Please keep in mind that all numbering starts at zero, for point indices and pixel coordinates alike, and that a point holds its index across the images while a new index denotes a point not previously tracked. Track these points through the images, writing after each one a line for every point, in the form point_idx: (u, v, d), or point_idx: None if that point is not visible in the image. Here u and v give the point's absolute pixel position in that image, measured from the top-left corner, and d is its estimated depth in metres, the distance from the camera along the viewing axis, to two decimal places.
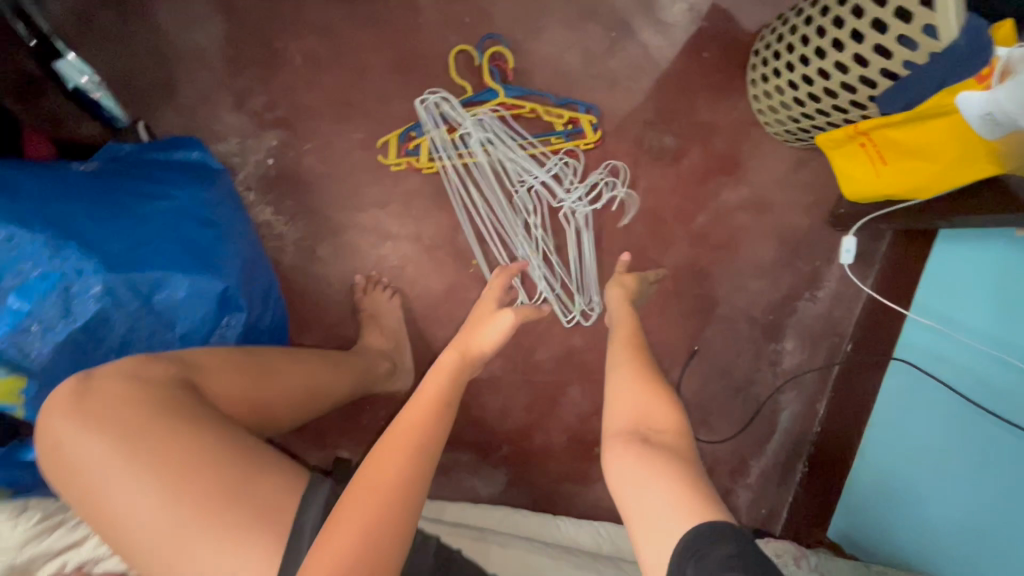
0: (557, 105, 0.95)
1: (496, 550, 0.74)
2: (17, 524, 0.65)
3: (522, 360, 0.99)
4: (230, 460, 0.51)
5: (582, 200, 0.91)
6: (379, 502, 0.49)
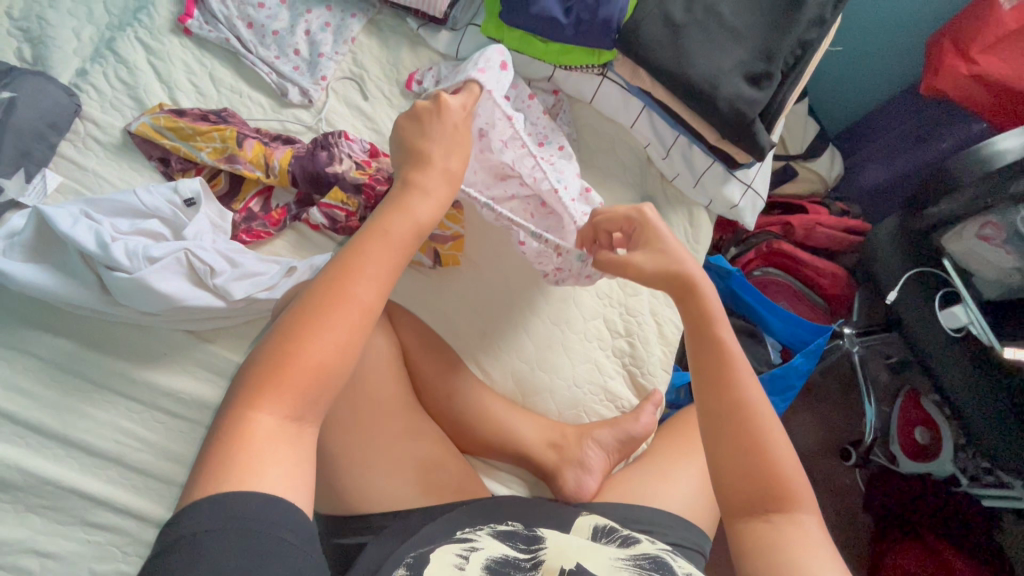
0: (763, 272, 1.27)
1: (574, 549, 0.63)
2: (162, 203, 0.78)
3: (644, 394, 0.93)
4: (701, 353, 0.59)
5: (750, 190, 1.02)
6: (335, 308, 0.48)
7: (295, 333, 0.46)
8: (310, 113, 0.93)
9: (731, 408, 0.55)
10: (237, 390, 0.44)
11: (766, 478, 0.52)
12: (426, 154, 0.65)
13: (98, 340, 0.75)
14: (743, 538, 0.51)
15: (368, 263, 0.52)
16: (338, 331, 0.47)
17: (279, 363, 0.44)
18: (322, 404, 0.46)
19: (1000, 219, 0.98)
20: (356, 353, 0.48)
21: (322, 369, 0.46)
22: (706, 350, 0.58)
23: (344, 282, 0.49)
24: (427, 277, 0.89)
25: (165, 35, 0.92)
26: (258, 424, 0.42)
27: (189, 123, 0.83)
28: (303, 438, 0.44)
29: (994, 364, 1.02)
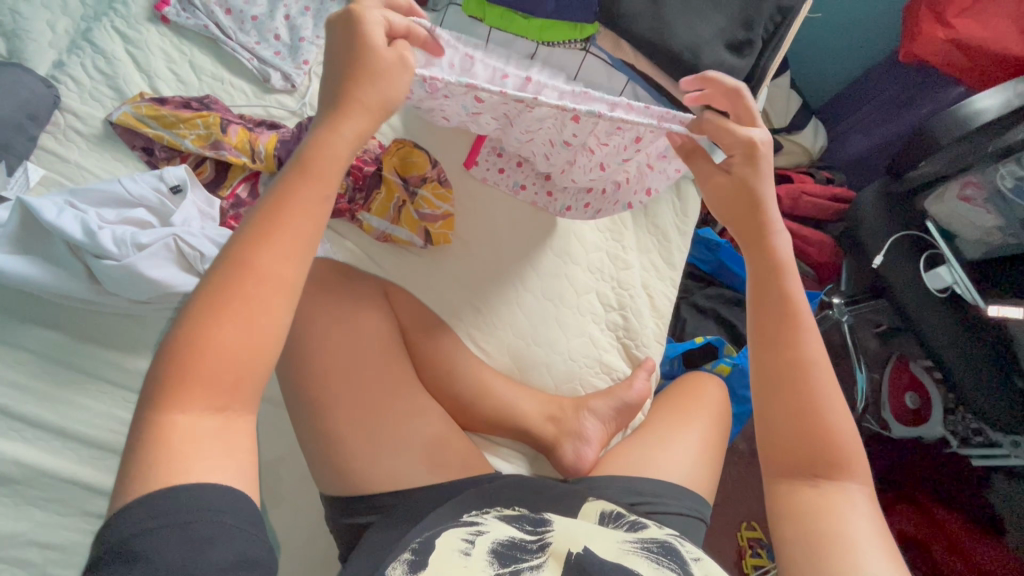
0: None
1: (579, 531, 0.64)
2: (147, 190, 0.77)
3: (640, 364, 0.94)
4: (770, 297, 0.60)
5: None
6: (247, 286, 0.43)
7: (198, 319, 0.41)
8: (294, 98, 0.93)
9: (792, 352, 0.58)
10: (148, 395, 0.40)
11: (819, 440, 0.56)
12: (360, 74, 0.51)
13: (90, 332, 0.74)
14: (785, 499, 0.56)
15: (280, 236, 0.45)
16: (258, 313, 0.43)
17: (186, 354, 0.41)
18: (248, 388, 0.43)
19: (980, 178, 0.99)
20: (280, 327, 0.44)
21: (236, 354, 0.42)
22: (774, 309, 0.60)
23: (251, 258, 0.44)
24: (420, 257, 0.89)
25: (142, 24, 0.91)
26: (175, 421, 0.40)
27: (172, 110, 0.83)
28: (235, 430, 0.42)
29: (980, 324, 1.05)
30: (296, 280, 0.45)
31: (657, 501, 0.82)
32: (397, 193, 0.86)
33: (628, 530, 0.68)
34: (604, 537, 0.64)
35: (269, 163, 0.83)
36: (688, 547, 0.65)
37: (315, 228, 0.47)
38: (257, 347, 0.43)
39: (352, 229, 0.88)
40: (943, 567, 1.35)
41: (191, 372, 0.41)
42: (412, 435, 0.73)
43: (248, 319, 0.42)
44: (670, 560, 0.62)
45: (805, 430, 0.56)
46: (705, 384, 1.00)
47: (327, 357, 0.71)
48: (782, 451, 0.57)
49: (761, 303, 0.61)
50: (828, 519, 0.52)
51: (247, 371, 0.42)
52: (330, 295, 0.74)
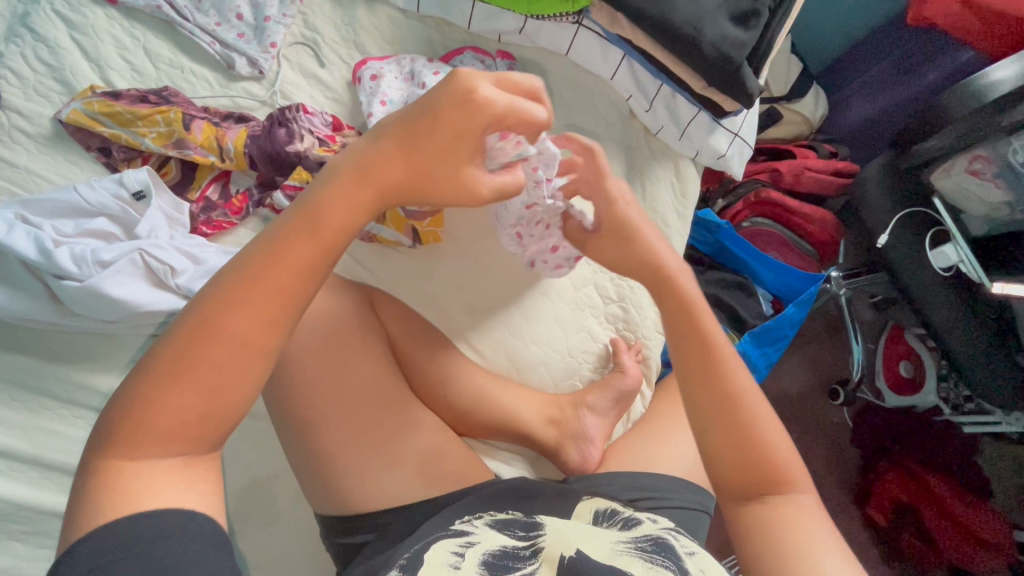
0: (752, 222, 1.25)
1: (576, 534, 0.61)
2: (106, 197, 0.71)
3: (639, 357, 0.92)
4: (687, 330, 0.59)
5: (741, 136, 0.98)
6: (205, 350, 0.39)
7: (149, 383, 0.38)
8: (262, 86, 0.85)
9: (721, 386, 0.56)
10: (96, 442, 0.38)
11: (763, 465, 0.53)
12: (409, 150, 0.47)
13: (60, 354, 0.70)
14: (741, 524, 0.53)
15: (255, 294, 0.41)
16: (217, 380, 0.39)
17: (131, 410, 0.38)
18: (197, 447, 0.40)
19: (990, 153, 0.94)
20: (236, 393, 0.40)
21: (180, 414, 0.39)
22: (697, 343, 0.58)
23: (219, 320, 0.40)
24: (410, 256, 0.85)
25: (87, 6, 0.82)
26: (122, 479, 0.37)
27: (127, 106, 0.75)
28: (197, 470, 0.40)
29: (981, 298, 1.04)
30: (269, 342, 0.41)
31: (660, 497, 0.81)
32: None
33: (619, 527, 0.65)
34: (598, 539, 0.61)
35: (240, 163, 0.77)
36: (680, 543, 0.62)
37: (298, 297, 0.42)
38: (210, 409, 0.39)
39: None
40: (933, 531, 1.39)
41: (134, 434, 0.37)
42: (408, 449, 0.71)
43: (199, 380, 0.39)
44: (664, 558, 0.58)
45: (754, 460, 0.54)
46: None
47: (311, 380, 0.67)
48: (735, 482, 0.54)
49: (681, 339, 0.59)
50: (791, 541, 0.50)
51: (199, 427, 0.39)
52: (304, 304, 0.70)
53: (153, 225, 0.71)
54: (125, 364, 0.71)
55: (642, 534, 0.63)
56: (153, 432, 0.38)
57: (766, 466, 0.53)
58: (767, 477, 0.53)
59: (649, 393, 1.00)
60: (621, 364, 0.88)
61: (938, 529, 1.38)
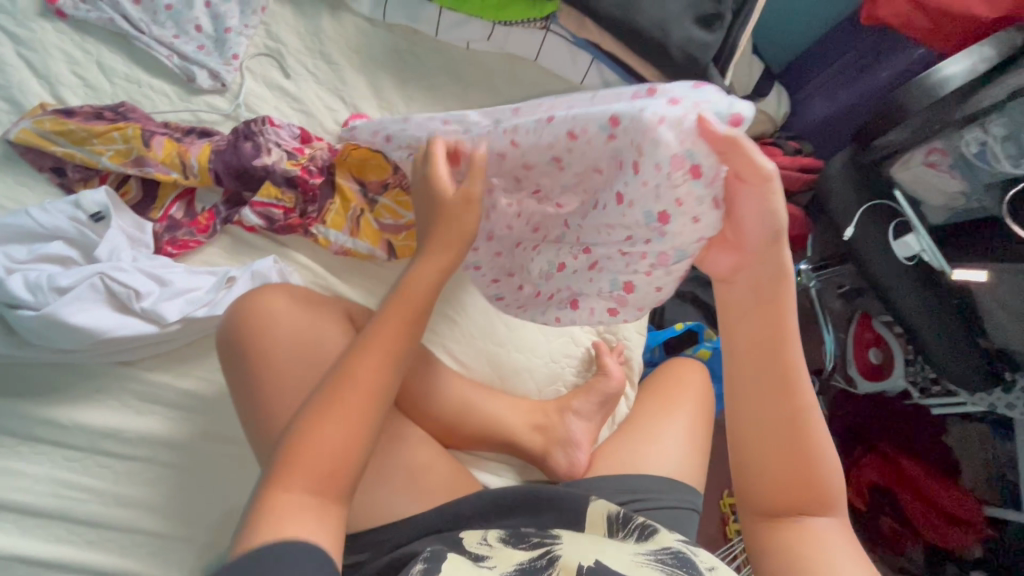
0: None
1: (592, 547, 0.63)
2: (62, 220, 0.67)
3: (620, 359, 0.93)
4: (765, 349, 0.55)
5: None
6: (349, 400, 0.51)
7: (306, 430, 0.49)
8: (225, 99, 0.82)
9: (785, 407, 0.55)
10: (268, 479, 0.49)
11: (807, 483, 0.55)
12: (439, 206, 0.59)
13: (18, 388, 0.66)
14: (767, 533, 0.57)
15: (355, 383, 0.52)
16: (337, 433, 0.50)
17: (299, 451, 0.49)
18: (341, 483, 0.50)
19: (945, 145, 0.99)
20: (369, 431, 0.52)
21: (326, 455, 0.49)
22: (767, 347, 0.55)
23: (354, 368, 0.52)
24: (380, 268, 0.80)
25: (33, 20, 0.78)
26: (283, 504, 0.47)
27: (80, 123, 0.72)
28: (316, 501, 0.48)
29: (944, 287, 1.07)
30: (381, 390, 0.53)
31: (652, 499, 0.82)
32: (354, 202, 0.78)
33: (642, 541, 0.67)
34: (616, 552, 0.63)
35: (204, 178, 0.74)
36: (701, 556, 0.64)
37: (403, 342, 0.55)
38: (346, 457, 0.50)
39: (305, 243, 0.79)
40: (910, 514, 1.44)
41: (297, 471, 0.48)
42: (395, 467, 0.70)
43: (344, 424, 0.50)
44: (684, 571, 0.60)
45: (795, 478, 0.55)
46: (687, 368, 0.99)
47: (281, 406, 0.63)
48: (771, 495, 0.56)
49: (749, 354, 0.56)
50: (808, 546, 0.54)
51: (341, 461, 0.50)
52: (266, 320, 0.65)
53: (115, 249, 0.68)
54: (93, 394, 0.68)
55: (663, 546, 0.65)
56: (307, 471, 0.48)
57: (809, 485, 0.55)
58: (808, 497, 0.55)
59: (632, 393, 1.00)
60: (604, 367, 0.88)
61: (916, 513, 1.44)
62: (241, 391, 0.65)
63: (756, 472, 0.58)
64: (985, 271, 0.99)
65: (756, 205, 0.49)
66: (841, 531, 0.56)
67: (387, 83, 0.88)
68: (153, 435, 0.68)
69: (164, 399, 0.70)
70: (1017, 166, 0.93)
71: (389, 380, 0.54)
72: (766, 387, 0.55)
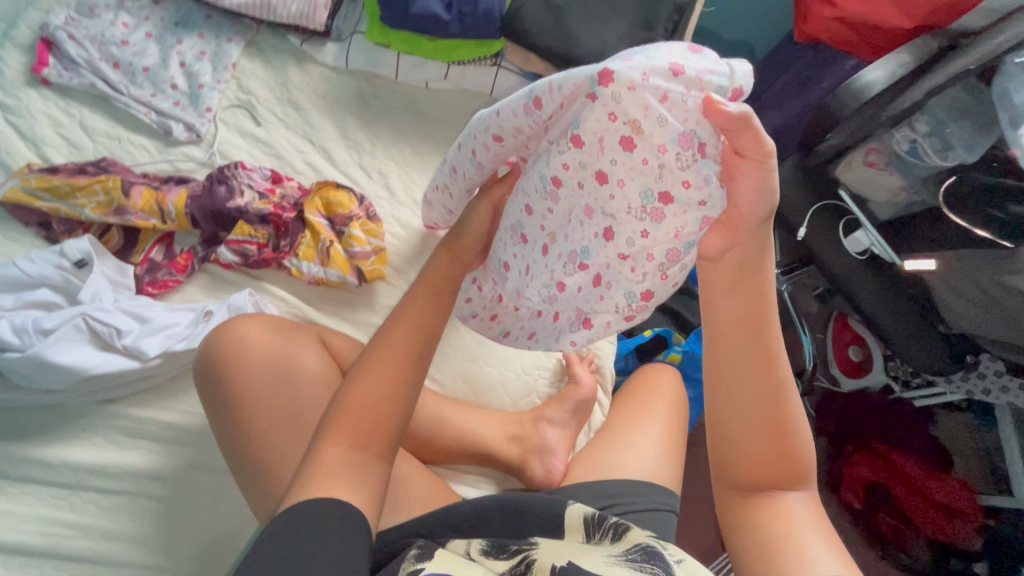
0: None
1: (568, 550, 0.64)
2: (47, 268, 0.72)
3: (592, 367, 0.96)
4: (742, 323, 0.51)
5: None
6: (391, 364, 0.55)
7: (354, 389, 0.53)
8: (201, 148, 0.88)
9: (763, 381, 0.52)
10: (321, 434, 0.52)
11: (780, 456, 0.54)
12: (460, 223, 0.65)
13: (6, 431, 0.69)
14: (738, 509, 0.56)
15: (396, 347, 0.56)
16: (386, 386, 0.54)
17: (344, 412, 0.52)
18: (378, 435, 0.53)
19: (880, 145, 1.06)
20: (405, 393, 0.55)
21: (377, 406, 0.53)
22: (759, 322, 0.51)
23: (392, 337, 0.56)
24: (354, 295, 0.85)
25: (21, 89, 0.85)
26: (329, 460, 0.50)
27: (64, 179, 0.77)
28: (359, 468, 0.51)
29: (900, 278, 1.12)
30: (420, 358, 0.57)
31: (630, 502, 0.84)
32: (324, 234, 0.82)
33: (611, 542, 0.67)
34: (585, 556, 0.63)
35: (181, 221, 0.79)
36: (668, 550, 0.65)
37: (436, 315, 0.59)
38: (380, 420, 0.53)
39: (280, 276, 0.84)
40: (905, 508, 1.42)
41: (340, 430, 0.52)
42: None
43: (382, 387, 0.54)
44: (653, 565, 0.61)
45: (768, 452, 0.54)
46: (659, 373, 1.02)
47: (263, 428, 0.67)
48: (745, 472, 0.55)
49: (728, 327, 0.52)
50: (782, 525, 0.53)
51: (383, 418, 0.53)
52: (255, 344, 0.69)
53: (97, 292, 0.72)
54: (79, 432, 0.71)
55: (632, 543, 0.66)
56: (355, 428, 0.52)
57: (783, 459, 0.54)
58: (782, 471, 0.54)
59: (606, 401, 1.03)
60: (575, 375, 0.92)
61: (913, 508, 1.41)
62: (223, 416, 0.68)
63: (729, 446, 0.55)
64: (933, 260, 1.02)
65: (754, 181, 0.46)
66: (811, 507, 0.55)
67: (352, 124, 0.94)
68: (137, 468, 0.71)
69: (148, 434, 0.73)
70: (945, 160, 1.01)
71: (426, 346, 0.57)
72: (751, 365, 0.52)
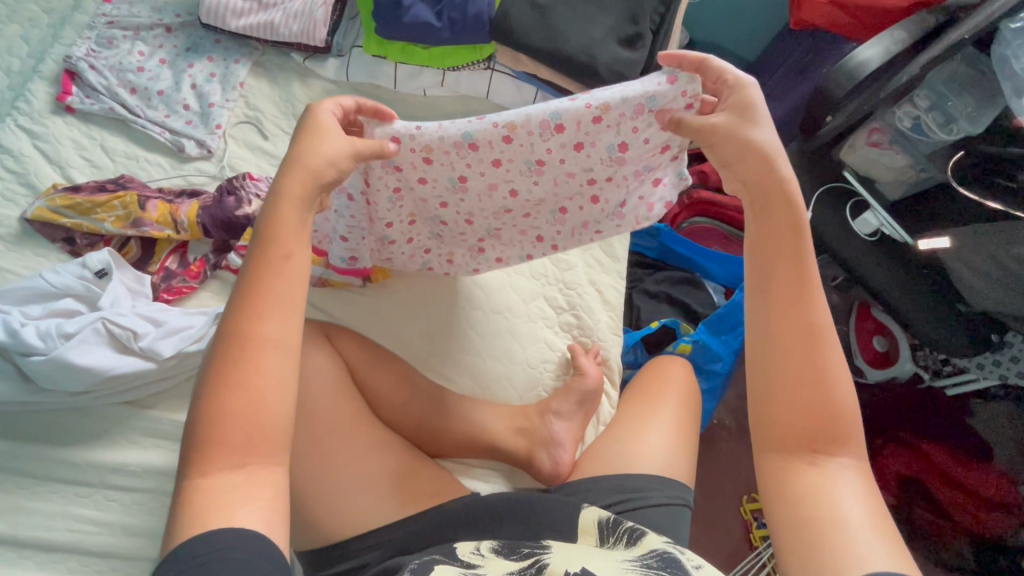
0: (689, 224, 1.28)
1: (577, 553, 0.62)
2: (70, 277, 0.76)
3: (598, 359, 0.96)
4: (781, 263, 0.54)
5: None
6: (262, 362, 0.47)
7: (215, 397, 0.46)
8: (212, 163, 0.93)
9: (801, 322, 0.52)
10: (185, 459, 0.46)
11: (824, 419, 0.51)
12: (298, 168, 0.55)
13: (34, 433, 0.73)
14: (781, 483, 0.52)
15: (261, 341, 0.48)
16: (263, 386, 0.47)
17: (210, 425, 0.45)
18: (259, 446, 0.46)
19: (882, 124, 1.05)
20: (281, 398, 0.48)
21: (255, 417, 0.46)
22: (780, 242, 0.54)
23: (251, 329, 0.48)
24: (360, 295, 0.90)
25: (47, 117, 0.91)
26: (206, 483, 0.45)
27: (87, 196, 0.83)
28: (259, 481, 0.46)
29: (915, 257, 1.10)
30: (289, 342, 0.49)
31: (643, 500, 0.80)
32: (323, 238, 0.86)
33: (623, 547, 0.65)
34: (592, 555, 0.62)
35: (194, 231, 0.84)
36: (688, 559, 0.61)
37: (297, 289, 0.51)
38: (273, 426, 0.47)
39: None
40: (944, 503, 1.31)
41: (208, 449, 0.45)
42: (380, 476, 0.73)
43: (258, 389, 0.47)
44: (671, 572, 0.58)
45: (808, 407, 0.51)
46: (665, 362, 1.01)
47: None
48: (787, 438, 0.52)
49: (763, 263, 0.55)
50: (830, 507, 0.49)
51: (268, 435, 0.47)
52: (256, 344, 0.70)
53: (118, 299, 0.77)
54: (100, 432, 0.74)
55: (646, 549, 0.63)
56: (237, 446, 0.45)
57: (824, 420, 0.51)
58: (825, 436, 0.51)
59: (615, 394, 1.01)
60: (580, 367, 0.91)
61: (950, 500, 1.31)
62: None
63: (770, 408, 0.53)
64: (947, 236, 1.00)
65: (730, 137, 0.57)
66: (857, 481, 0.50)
67: None
68: (154, 466, 0.74)
69: (163, 433, 0.75)
70: (950, 134, 1.00)
71: (294, 333, 0.49)
72: (786, 301, 0.53)
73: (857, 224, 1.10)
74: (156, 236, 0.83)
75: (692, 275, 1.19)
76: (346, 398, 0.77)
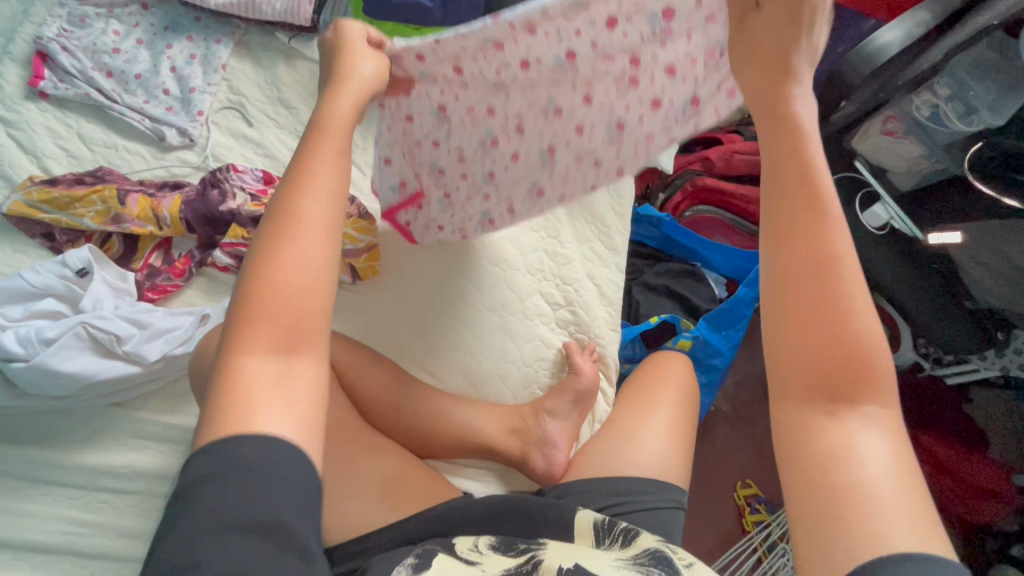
0: (692, 214, 1.25)
1: (574, 549, 0.63)
2: (49, 278, 0.74)
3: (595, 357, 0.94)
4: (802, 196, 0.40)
5: None
6: (288, 239, 0.44)
7: (256, 267, 0.42)
8: (195, 152, 0.89)
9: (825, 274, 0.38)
10: (229, 335, 0.42)
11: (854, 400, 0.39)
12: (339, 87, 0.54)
13: (21, 436, 0.72)
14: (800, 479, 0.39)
15: (297, 222, 0.45)
16: (297, 256, 0.43)
17: (256, 292, 0.42)
18: (306, 318, 0.43)
19: (898, 112, 0.99)
20: (320, 272, 0.44)
21: (297, 277, 0.43)
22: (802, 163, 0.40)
23: (287, 209, 0.45)
24: (351, 293, 0.88)
25: (20, 103, 0.87)
26: (246, 354, 0.41)
27: (64, 190, 0.79)
28: (297, 373, 0.42)
29: (924, 252, 1.05)
30: (331, 221, 0.46)
31: (635, 500, 0.80)
32: None
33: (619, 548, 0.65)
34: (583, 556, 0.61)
35: (177, 228, 0.81)
36: (680, 556, 0.61)
37: (340, 178, 0.48)
38: (307, 301, 0.43)
39: None
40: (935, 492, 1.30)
41: (252, 316, 0.41)
42: (370, 480, 0.73)
43: (293, 262, 0.43)
44: (661, 569, 0.58)
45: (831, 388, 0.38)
46: (663, 358, 0.99)
47: None
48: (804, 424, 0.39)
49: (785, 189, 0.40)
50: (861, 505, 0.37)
51: (311, 312, 0.43)
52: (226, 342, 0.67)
53: (100, 300, 0.74)
54: (88, 435, 0.73)
55: (638, 548, 0.64)
56: (275, 321, 0.41)
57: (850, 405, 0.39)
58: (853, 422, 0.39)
59: (611, 391, 1.00)
60: (575, 365, 0.89)
61: (943, 491, 1.29)
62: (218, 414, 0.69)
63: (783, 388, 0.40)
64: (958, 232, 0.96)
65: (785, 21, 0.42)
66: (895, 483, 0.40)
67: None
68: (143, 469, 0.73)
69: (152, 436, 0.75)
70: (969, 124, 0.97)
71: (332, 211, 0.46)
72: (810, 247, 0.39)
73: (866, 216, 1.07)
74: (139, 233, 0.80)
75: (692, 268, 1.16)
76: (336, 400, 0.76)
